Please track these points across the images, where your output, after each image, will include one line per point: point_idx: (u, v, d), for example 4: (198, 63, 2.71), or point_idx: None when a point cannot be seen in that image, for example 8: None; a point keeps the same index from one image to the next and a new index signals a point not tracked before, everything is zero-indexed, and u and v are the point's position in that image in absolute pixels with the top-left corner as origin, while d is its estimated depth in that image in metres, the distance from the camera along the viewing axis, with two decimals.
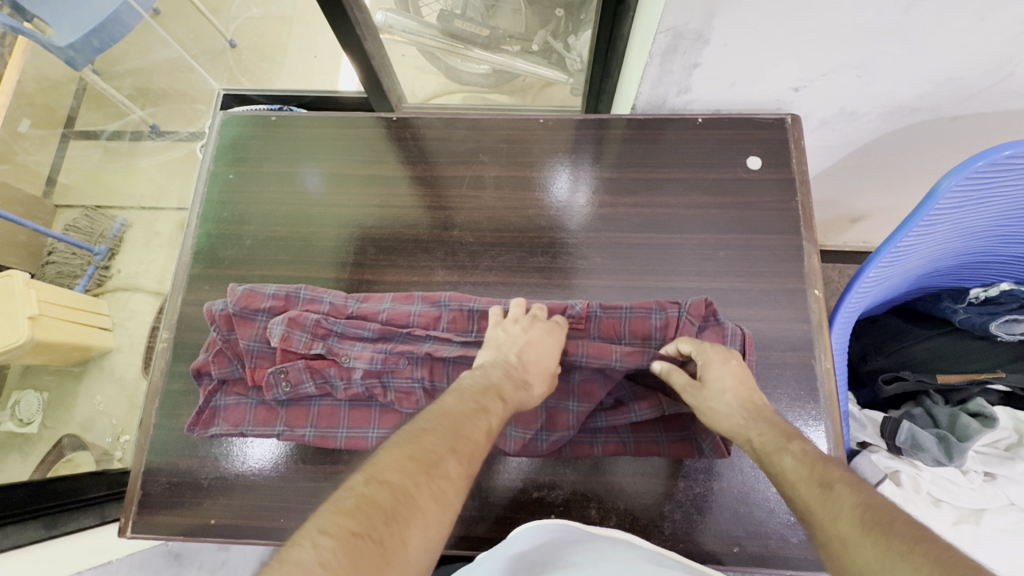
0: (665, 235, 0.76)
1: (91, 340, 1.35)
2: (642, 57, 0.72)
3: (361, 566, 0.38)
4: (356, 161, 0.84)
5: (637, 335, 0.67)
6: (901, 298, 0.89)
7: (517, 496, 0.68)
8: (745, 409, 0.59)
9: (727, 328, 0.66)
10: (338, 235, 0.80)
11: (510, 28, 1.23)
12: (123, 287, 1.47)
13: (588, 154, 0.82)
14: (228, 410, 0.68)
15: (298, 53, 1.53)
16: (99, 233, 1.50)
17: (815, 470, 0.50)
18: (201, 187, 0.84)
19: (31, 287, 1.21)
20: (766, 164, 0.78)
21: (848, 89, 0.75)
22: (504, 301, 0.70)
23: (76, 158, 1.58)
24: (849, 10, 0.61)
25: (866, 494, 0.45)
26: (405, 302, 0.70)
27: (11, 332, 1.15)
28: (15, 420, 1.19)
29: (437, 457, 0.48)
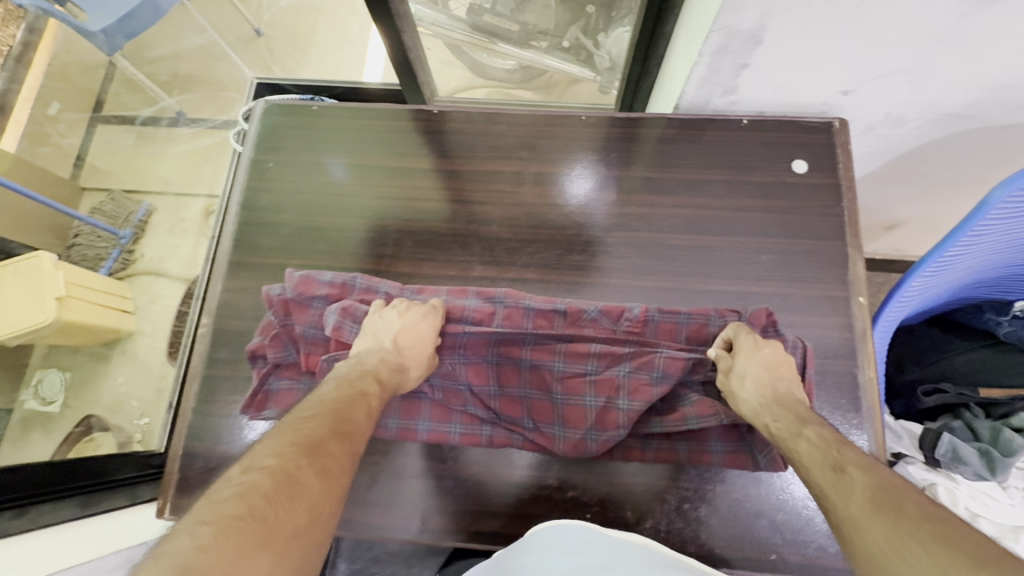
0: (706, 237, 0.75)
1: (117, 323, 1.36)
2: (691, 57, 0.71)
3: (244, 542, 0.36)
4: (385, 154, 0.84)
5: (693, 339, 0.68)
6: (938, 310, 0.88)
7: (550, 494, 0.69)
8: (771, 392, 0.59)
9: (787, 339, 0.66)
10: (362, 227, 0.80)
11: (541, 24, 1.22)
12: (148, 271, 1.47)
13: (627, 153, 0.81)
14: (281, 393, 0.69)
15: (324, 44, 1.62)
16: (125, 217, 1.52)
17: (829, 452, 0.48)
18: (240, 174, 0.85)
19: (59, 267, 1.23)
20: (812, 168, 0.77)
21: (897, 94, 0.74)
22: (561, 301, 0.70)
23: (105, 143, 1.60)
24: (907, 12, 0.60)
25: (881, 473, 0.44)
26: (460, 296, 0.72)
27: (39, 312, 1.17)
28: (39, 398, 1.22)
29: (318, 439, 0.48)
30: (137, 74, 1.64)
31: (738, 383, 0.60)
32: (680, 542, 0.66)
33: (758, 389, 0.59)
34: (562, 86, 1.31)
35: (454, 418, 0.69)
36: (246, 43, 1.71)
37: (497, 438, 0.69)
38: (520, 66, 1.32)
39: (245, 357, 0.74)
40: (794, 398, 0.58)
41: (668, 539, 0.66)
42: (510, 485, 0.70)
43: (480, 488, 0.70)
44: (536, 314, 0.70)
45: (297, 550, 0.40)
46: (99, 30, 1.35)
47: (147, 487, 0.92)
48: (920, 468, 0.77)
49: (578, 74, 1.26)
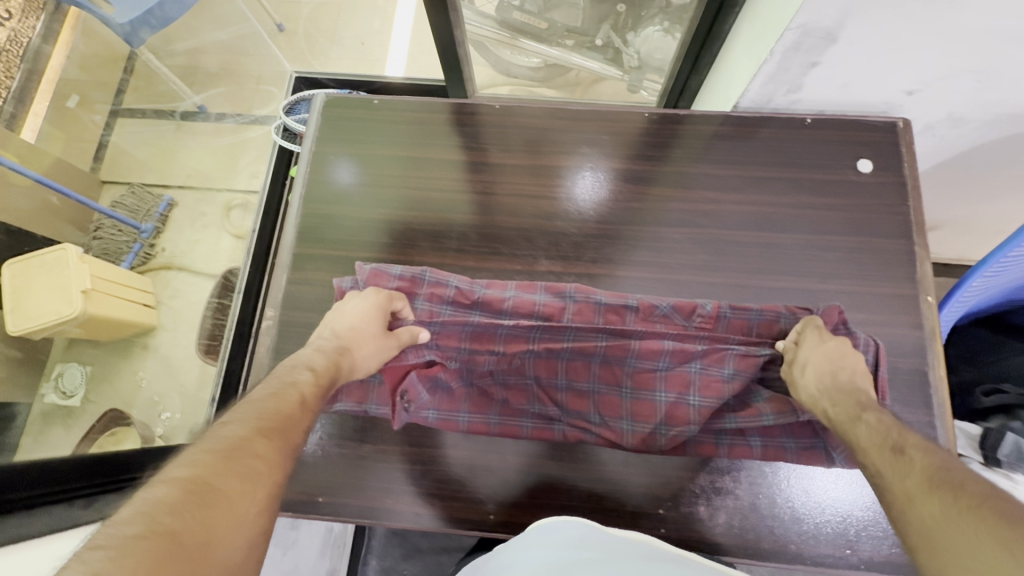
0: (772, 235, 0.76)
1: (139, 317, 1.31)
2: (762, 54, 0.71)
3: (152, 560, 0.31)
4: (393, 144, 0.86)
5: (764, 336, 0.68)
6: (987, 310, 0.89)
7: (621, 488, 0.70)
8: (832, 378, 0.59)
9: (859, 338, 0.67)
10: (371, 217, 0.82)
11: (568, 22, 1.19)
12: (168, 265, 1.43)
13: (687, 150, 0.81)
14: (352, 386, 0.70)
15: (347, 39, 1.65)
16: (147, 210, 1.47)
17: (886, 437, 0.49)
18: (304, 167, 0.86)
19: (85, 260, 1.19)
20: (876, 167, 0.78)
21: (961, 94, 0.73)
22: (631, 296, 0.70)
23: (125, 136, 1.56)
24: (989, 12, 0.60)
25: (938, 454, 0.44)
26: (529, 291, 0.71)
27: (66, 304, 1.13)
28: (59, 392, 1.15)
29: (238, 441, 0.43)
30: (162, 68, 1.62)
31: (800, 368, 0.61)
32: (754, 538, 0.67)
33: (818, 375, 0.59)
34: (586, 85, 1.32)
35: (524, 413, 0.71)
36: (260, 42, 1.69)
37: (569, 434, 0.70)
38: (545, 64, 1.31)
39: None
40: (853, 387, 0.58)
41: (743, 534, 0.67)
42: (585, 480, 0.71)
43: (547, 480, 0.72)
44: (608, 310, 0.69)
45: (220, 558, 0.34)
46: (124, 22, 1.33)
47: None
48: (979, 467, 0.79)
49: (604, 71, 1.26)
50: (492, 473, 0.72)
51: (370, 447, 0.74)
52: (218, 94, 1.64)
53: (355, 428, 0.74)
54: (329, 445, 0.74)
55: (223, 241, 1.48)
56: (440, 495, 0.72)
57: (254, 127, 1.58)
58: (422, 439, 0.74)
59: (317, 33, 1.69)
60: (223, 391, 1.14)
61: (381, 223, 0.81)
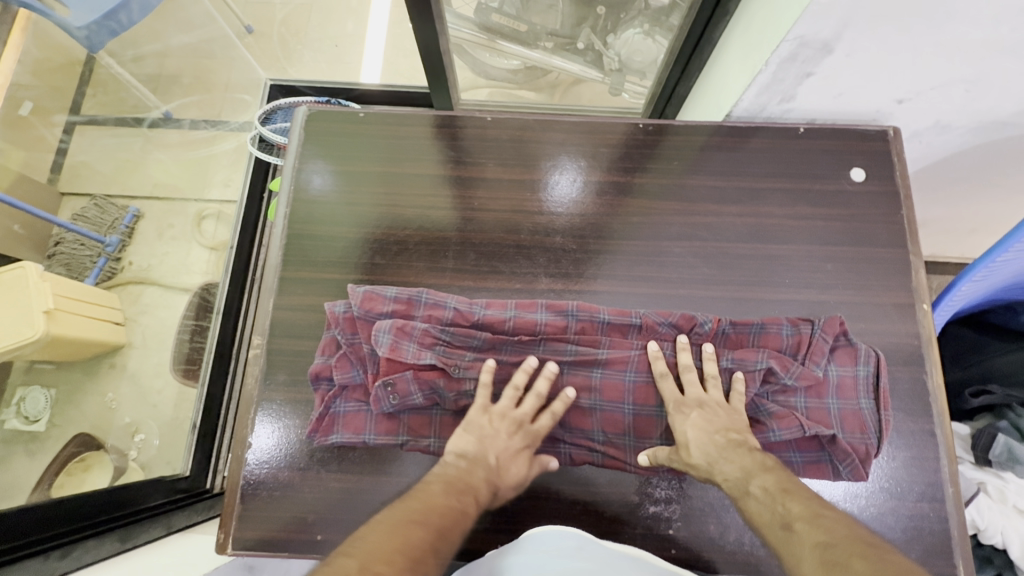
0: (772, 246, 0.76)
1: (109, 337, 1.24)
2: (757, 65, 0.71)
3: None
4: (372, 158, 0.83)
5: (767, 348, 0.67)
6: (970, 310, 0.90)
7: (636, 510, 0.68)
8: (715, 444, 0.59)
9: (861, 349, 0.67)
10: (350, 236, 0.79)
11: (548, 25, 1.18)
12: (135, 280, 1.36)
13: (680, 160, 0.81)
14: (348, 416, 0.66)
15: (321, 42, 1.59)
16: (110, 223, 1.39)
17: (777, 511, 0.51)
18: (287, 185, 0.82)
19: (46, 278, 1.13)
20: (869, 176, 0.78)
21: (950, 103, 0.75)
22: (635, 313, 0.69)
23: (84, 145, 1.47)
24: (982, 25, 0.60)
25: (822, 527, 0.47)
26: (530, 309, 0.69)
27: (27, 326, 1.06)
28: (21, 417, 1.11)
29: (405, 530, 0.48)
30: (123, 74, 1.51)
31: (686, 456, 0.60)
32: (765, 555, 0.67)
33: (701, 453, 0.59)
34: (565, 87, 1.30)
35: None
36: (227, 43, 1.62)
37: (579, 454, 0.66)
38: (525, 67, 1.28)
39: (304, 378, 0.71)
40: (735, 442, 0.59)
41: (754, 551, 0.67)
42: (593, 504, 0.69)
43: (557, 505, 0.69)
44: (610, 328, 0.69)
45: None
46: (81, 25, 1.24)
47: (177, 514, 0.89)
48: (970, 467, 0.82)
49: (584, 74, 1.24)
50: (501, 502, 0.69)
51: None
52: (191, 102, 1.56)
53: (355, 459, 0.69)
54: (328, 480, 0.68)
55: (195, 256, 1.40)
56: None
57: (227, 136, 1.52)
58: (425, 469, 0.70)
59: (289, 35, 1.62)
60: (204, 416, 1.10)
61: (368, 243, 0.78)
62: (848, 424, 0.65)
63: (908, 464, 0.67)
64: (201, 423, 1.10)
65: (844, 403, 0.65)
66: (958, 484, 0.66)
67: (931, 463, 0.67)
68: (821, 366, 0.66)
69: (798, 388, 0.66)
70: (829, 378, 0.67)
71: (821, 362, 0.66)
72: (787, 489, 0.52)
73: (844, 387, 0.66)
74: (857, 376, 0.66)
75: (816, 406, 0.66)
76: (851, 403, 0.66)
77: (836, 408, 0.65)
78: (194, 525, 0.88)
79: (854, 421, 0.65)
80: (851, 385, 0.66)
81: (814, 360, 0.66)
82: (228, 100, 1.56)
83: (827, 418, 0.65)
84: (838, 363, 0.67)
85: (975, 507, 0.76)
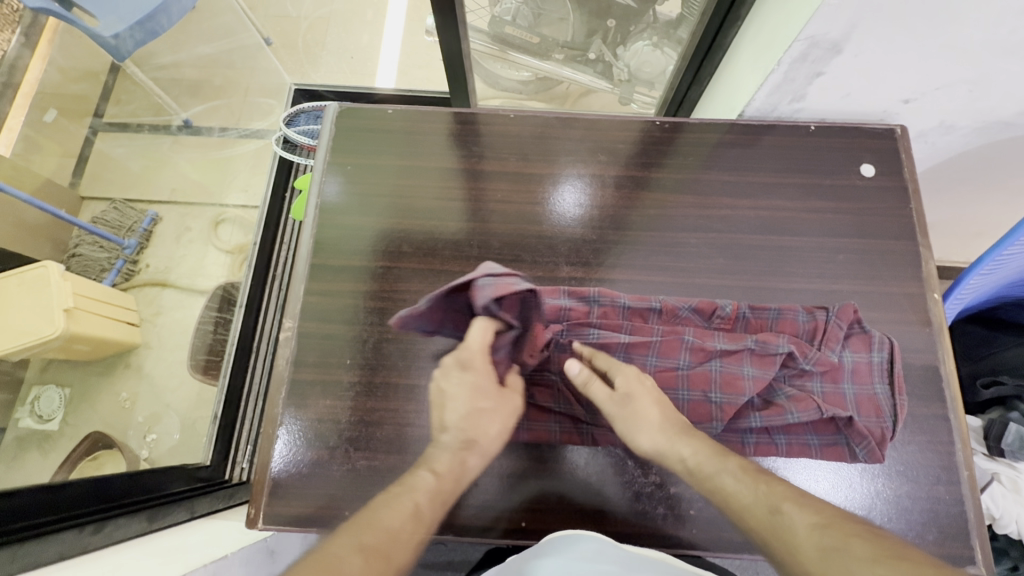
0: (785, 238, 0.78)
1: (125, 336, 1.26)
2: (768, 66, 0.74)
3: None
4: (398, 154, 0.86)
5: (784, 334, 0.69)
6: (979, 307, 0.92)
7: (655, 492, 0.70)
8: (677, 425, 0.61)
9: (874, 336, 0.69)
10: (377, 227, 0.82)
11: (559, 37, 1.21)
12: (156, 281, 1.39)
13: (693, 157, 0.84)
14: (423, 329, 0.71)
15: (340, 52, 1.65)
16: (130, 226, 1.43)
17: (759, 496, 0.51)
18: (317, 177, 0.85)
19: (67, 278, 1.16)
20: (879, 171, 0.81)
21: (954, 102, 0.77)
22: (654, 298, 0.72)
23: (107, 150, 1.51)
24: (983, 26, 0.64)
25: (811, 510, 0.47)
26: (552, 296, 0.72)
27: (46, 324, 1.09)
28: (35, 416, 1.09)
29: (337, 557, 0.46)
30: (147, 81, 1.56)
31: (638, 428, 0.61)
32: None
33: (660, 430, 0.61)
34: (577, 97, 1.35)
35: (551, 417, 0.71)
36: (251, 52, 1.67)
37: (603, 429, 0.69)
38: (536, 78, 1.34)
39: (333, 360, 0.74)
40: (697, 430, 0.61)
41: None
42: (613, 485, 0.70)
43: (578, 485, 0.70)
44: (630, 312, 0.71)
45: None
46: (108, 35, 1.27)
47: (200, 501, 0.90)
48: (983, 457, 0.83)
49: (594, 84, 1.28)
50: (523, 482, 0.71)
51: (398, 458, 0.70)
52: (213, 108, 1.60)
53: (381, 437, 0.71)
54: (355, 459, 0.70)
55: (213, 258, 1.43)
56: (469, 506, 0.70)
57: (249, 140, 1.55)
58: None
59: (309, 45, 1.68)
60: (225, 407, 1.12)
61: (399, 235, 0.81)
62: (864, 408, 0.67)
63: (923, 448, 0.68)
64: (222, 413, 1.13)
65: (860, 387, 0.67)
66: (972, 468, 0.67)
67: (945, 446, 0.68)
68: (836, 352, 0.68)
69: (815, 373, 0.68)
70: (844, 363, 0.68)
71: (836, 348, 0.68)
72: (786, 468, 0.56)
73: (859, 372, 0.68)
74: (871, 362, 0.68)
75: (832, 391, 0.67)
76: (866, 387, 0.67)
77: (852, 393, 0.67)
78: (215, 512, 0.89)
79: (869, 405, 0.67)
80: (866, 371, 0.68)
81: (829, 346, 0.68)
82: (248, 106, 1.60)
83: (843, 402, 0.67)
84: (852, 350, 0.69)
85: (988, 495, 0.77)
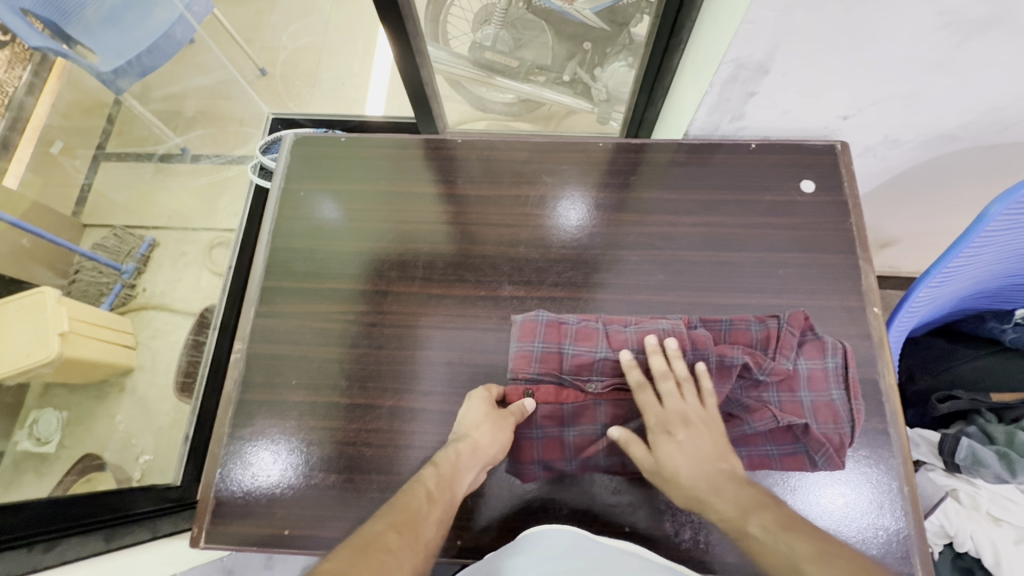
0: (726, 253, 0.79)
1: (117, 358, 1.30)
2: (703, 87, 0.76)
3: None
4: (356, 179, 0.89)
5: (738, 344, 0.69)
6: (942, 321, 0.91)
7: (593, 507, 0.70)
8: (706, 476, 0.58)
9: (826, 341, 0.69)
10: (331, 249, 0.84)
11: (540, 61, 1.26)
12: (147, 305, 1.43)
13: (637, 177, 0.86)
14: (546, 355, 0.69)
15: (325, 82, 1.71)
16: (127, 252, 1.48)
17: (784, 550, 0.47)
18: (274, 203, 0.88)
19: (64, 303, 1.20)
20: (819, 187, 0.82)
21: (892, 117, 0.78)
22: (601, 321, 0.72)
23: (104, 179, 1.58)
24: (902, 43, 0.65)
25: (830, 567, 0.43)
26: (618, 324, 0.71)
27: (42, 347, 1.13)
28: (33, 439, 1.13)
29: (376, 534, 0.51)
30: (146, 113, 1.64)
31: (676, 486, 0.60)
32: (719, 552, 0.67)
33: (690, 482, 0.59)
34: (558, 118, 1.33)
35: None
36: (241, 82, 1.74)
37: None
38: (520, 100, 1.34)
39: (280, 381, 0.76)
40: (726, 475, 0.58)
41: (709, 548, 0.67)
42: (550, 498, 0.71)
43: (521, 502, 0.71)
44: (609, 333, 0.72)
45: None
46: (108, 69, 1.31)
47: (166, 521, 0.92)
48: (941, 473, 0.81)
49: (575, 104, 1.29)
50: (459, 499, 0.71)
51: (337, 477, 0.71)
52: (196, 136, 1.67)
53: (324, 457, 0.72)
54: (296, 477, 0.71)
55: (198, 281, 1.47)
56: None
57: (231, 166, 1.60)
58: (385, 466, 0.71)
59: (298, 75, 1.74)
60: (197, 425, 1.17)
61: (352, 256, 0.84)
62: (822, 415, 0.66)
63: (862, 464, 0.68)
64: (195, 434, 1.17)
65: (816, 395, 0.67)
66: (913, 484, 0.67)
67: (885, 461, 0.68)
68: (791, 360, 0.67)
69: (771, 383, 0.67)
70: (799, 371, 0.68)
71: (791, 357, 0.67)
72: (788, 526, 0.50)
73: (814, 380, 0.67)
74: (827, 369, 0.68)
75: (789, 399, 0.67)
76: (823, 394, 0.67)
77: (809, 401, 0.67)
78: (180, 531, 0.91)
79: (826, 412, 0.66)
80: (822, 377, 0.67)
81: (783, 354, 0.66)
82: (236, 134, 1.66)
83: (800, 410, 0.66)
84: (807, 357, 0.68)
85: (942, 512, 0.77)
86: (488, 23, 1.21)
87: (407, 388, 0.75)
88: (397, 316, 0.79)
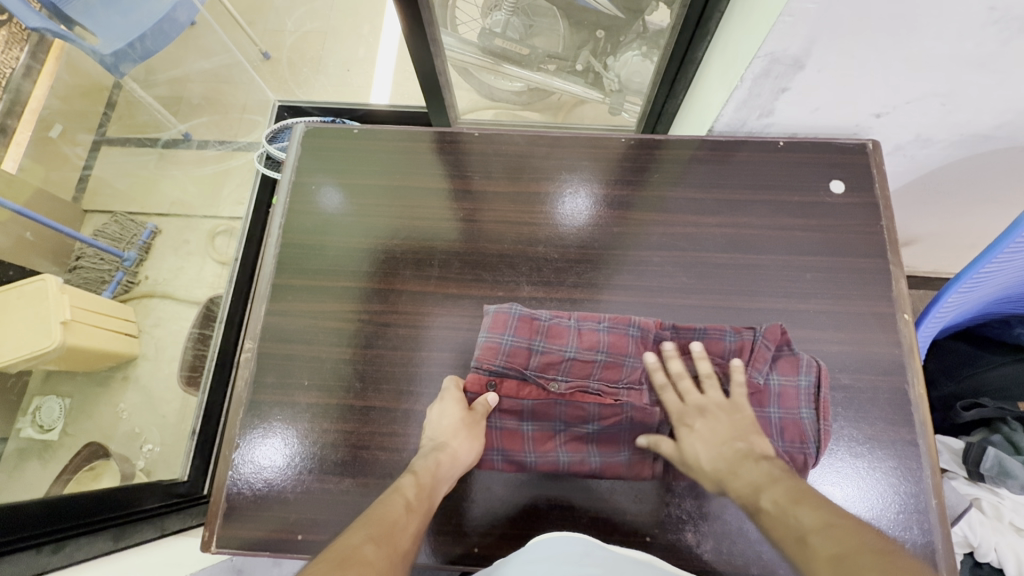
0: (751, 255, 0.77)
1: (121, 347, 1.28)
2: (733, 81, 0.72)
3: None
4: (370, 173, 0.86)
5: (710, 354, 0.69)
6: (965, 325, 0.89)
7: (612, 516, 0.68)
8: (723, 457, 0.59)
9: (802, 359, 0.67)
10: (343, 246, 0.82)
11: (551, 49, 1.20)
12: (150, 294, 1.41)
13: (659, 174, 0.83)
14: (514, 349, 0.68)
15: (331, 67, 1.66)
16: (129, 238, 1.45)
17: (789, 521, 0.47)
18: (284, 197, 0.86)
19: (64, 291, 1.18)
20: (848, 188, 0.79)
21: (927, 116, 0.75)
22: (574, 318, 0.71)
23: (107, 164, 1.55)
24: (948, 40, 0.62)
25: (832, 538, 0.42)
26: (591, 322, 0.70)
27: (44, 336, 1.10)
28: (36, 426, 1.08)
29: (353, 548, 0.47)
30: (147, 97, 1.61)
31: (699, 470, 0.61)
32: (742, 563, 0.66)
33: (711, 466, 0.59)
34: (569, 108, 1.31)
35: (590, 447, 0.68)
36: (244, 66, 1.70)
37: (640, 468, 0.67)
38: (528, 88, 1.33)
39: (292, 382, 0.74)
40: (744, 459, 0.58)
41: (731, 559, 0.66)
42: (571, 506, 0.69)
43: (541, 509, 0.69)
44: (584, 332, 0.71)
45: None
46: (108, 51, 1.26)
47: (173, 518, 0.91)
48: (964, 482, 0.81)
49: (586, 95, 1.26)
50: (476, 507, 0.69)
51: (352, 481, 0.69)
52: (200, 123, 1.63)
53: (336, 461, 0.70)
54: (309, 480, 0.70)
55: (202, 271, 1.44)
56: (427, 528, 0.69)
57: (236, 154, 1.57)
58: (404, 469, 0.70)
59: (302, 60, 1.70)
60: (203, 420, 1.16)
61: (363, 252, 0.81)
62: (788, 433, 0.66)
63: (890, 476, 0.66)
64: (200, 429, 1.15)
65: (785, 412, 0.66)
66: (941, 497, 0.65)
67: (913, 473, 0.66)
68: (762, 373, 0.67)
69: None
70: (770, 386, 0.67)
71: (763, 370, 0.67)
72: (798, 500, 0.49)
73: (785, 397, 0.67)
74: (799, 387, 0.67)
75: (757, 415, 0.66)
76: (792, 412, 0.66)
77: (777, 417, 0.66)
78: (187, 528, 0.90)
79: (794, 431, 0.66)
80: (793, 395, 0.67)
81: (755, 368, 0.67)
82: (239, 121, 1.62)
83: (767, 427, 0.66)
84: (781, 372, 0.68)
85: (966, 522, 0.75)
86: (498, 9, 1.13)
87: (422, 391, 0.73)
88: (410, 316, 0.77)
